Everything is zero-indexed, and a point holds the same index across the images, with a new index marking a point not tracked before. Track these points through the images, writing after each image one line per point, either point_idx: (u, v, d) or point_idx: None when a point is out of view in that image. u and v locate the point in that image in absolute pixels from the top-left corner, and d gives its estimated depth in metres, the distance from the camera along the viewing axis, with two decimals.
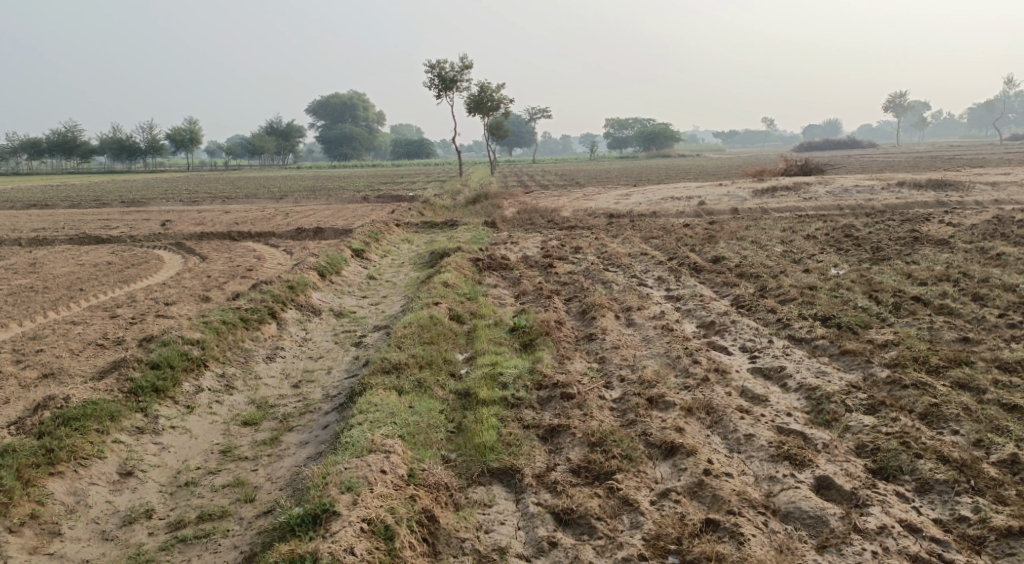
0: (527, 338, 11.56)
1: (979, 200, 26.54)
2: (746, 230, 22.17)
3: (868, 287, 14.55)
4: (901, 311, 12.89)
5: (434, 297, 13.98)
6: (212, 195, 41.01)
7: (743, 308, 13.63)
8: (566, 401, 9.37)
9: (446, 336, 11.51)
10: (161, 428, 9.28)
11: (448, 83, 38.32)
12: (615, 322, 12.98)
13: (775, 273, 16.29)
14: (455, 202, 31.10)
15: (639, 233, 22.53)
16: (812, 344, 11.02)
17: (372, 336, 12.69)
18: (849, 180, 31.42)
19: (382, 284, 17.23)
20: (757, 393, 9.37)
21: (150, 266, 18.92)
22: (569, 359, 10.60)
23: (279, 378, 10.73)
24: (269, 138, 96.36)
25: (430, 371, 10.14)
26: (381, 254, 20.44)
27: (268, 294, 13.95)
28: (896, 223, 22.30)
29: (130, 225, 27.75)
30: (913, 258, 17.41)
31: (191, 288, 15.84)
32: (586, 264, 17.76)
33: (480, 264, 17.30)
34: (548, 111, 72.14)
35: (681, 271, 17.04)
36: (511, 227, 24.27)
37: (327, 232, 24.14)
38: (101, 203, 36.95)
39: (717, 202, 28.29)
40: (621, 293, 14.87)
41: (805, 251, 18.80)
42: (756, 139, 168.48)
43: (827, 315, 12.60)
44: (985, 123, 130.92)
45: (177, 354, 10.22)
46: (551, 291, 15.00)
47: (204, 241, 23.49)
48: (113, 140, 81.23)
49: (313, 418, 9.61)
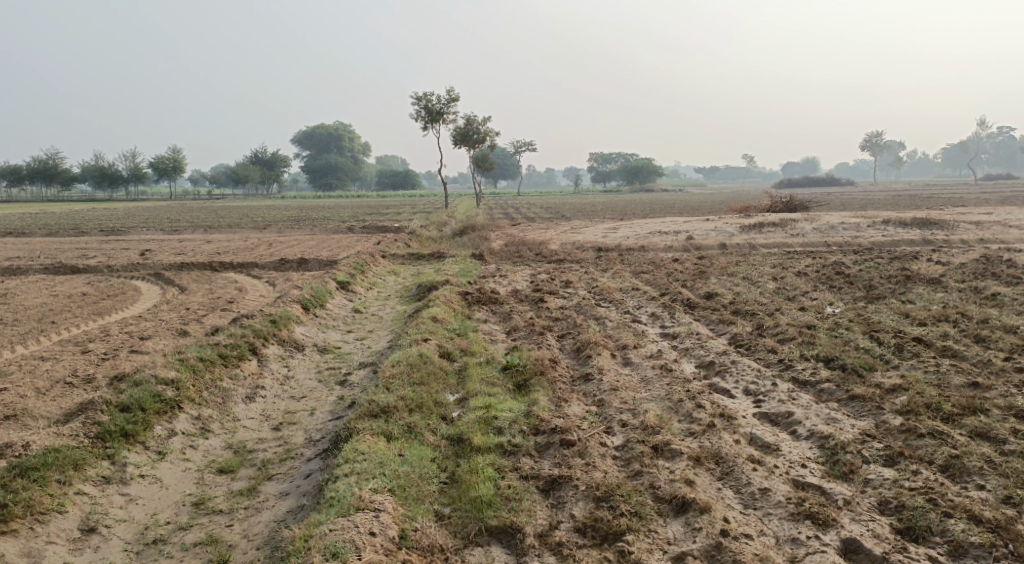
0: (521, 378, 11.03)
1: (967, 238, 26.34)
2: (737, 266, 21.81)
3: (867, 326, 14.14)
4: (905, 352, 12.46)
5: (423, 333, 13.43)
6: (194, 223, 40.37)
7: (742, 347, 13.15)
8: (565, 449, 8.83)
9: (435, 375, 10.96)
10: (129, 479, 8.66)
11: (434, 115, 38.04)
12: (611, 361, 12.47)
13: (771, 311, 15.86)
14: (441, 234, 30.65)
15: (629, 267, 22.11)
16: (818, 387, 10.56)
17: (358, 374, 12.12)
18: (836, 217, 31.23)
19: (367, 318, 16.68)
20: (767, 441, 8.88)
21: (127, 297, 18.30)
22: (566, 401, 10.07)
23: (259, 420, 10.14)
24: (253, 167, 95.84)
25: (420, 414, 9.58)
26: (366, 286, 19.91)
27: (249, 328, 13.37)
28: (886, 261, 22.00)
29: (108, 254, 27.11)
30: (908, 296, 17.05)
31: (169, 321, 15.24)
32: (578, 299, 17.29)
33: (469, 298, 16.79)
34: (533, 144, 72.00)
35: (674, 307, 16.60)
36: (499, 260, 23.80)
37: (311, 264, 23.58)
38: (78, 231, 36.24)
39: (706, 237, 27.97)
40: (615, 330, 14.38)
41: (799, 288, 18.41)
42: (738, 174, 169.54)
43: (830, 356, 12.15)
44: (961, 163, 132.32)
45: (149, 395, 9.61)
46: (543, 327, 14.50)
47: (183, 271, 22.87)
48: (95, 167, 80.44)
49: (295, 465, 9.02)
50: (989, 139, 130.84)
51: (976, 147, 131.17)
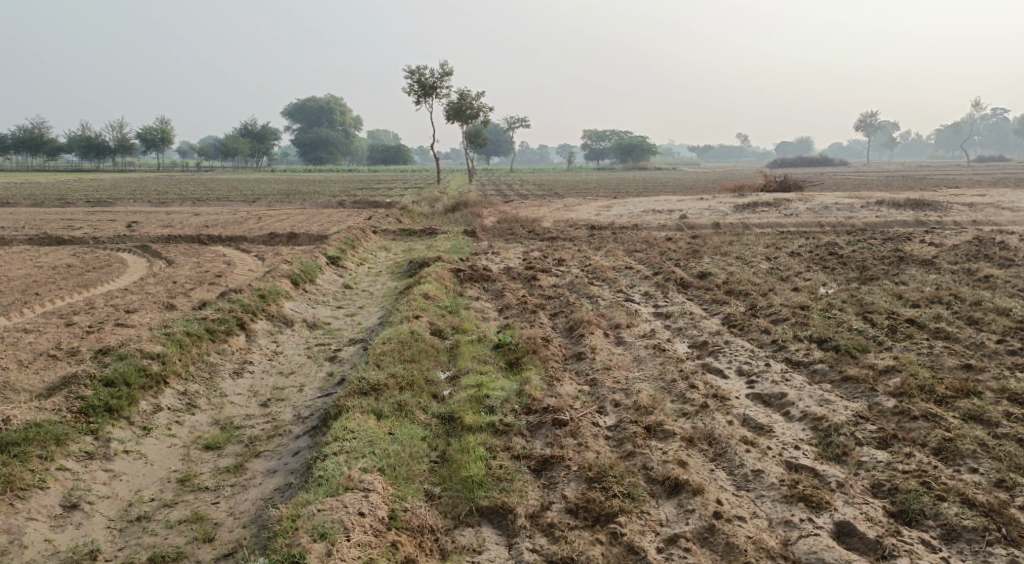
0: (512, 357, 10.93)
1: (959, 220, 26.27)
2: (730, 245, 21.71)
3: (860, 308, 14.06)
4: (898, 334, 12.39)
5: (414, 310, 13.30)
6: (183, 196, 40.03)
7: (735, 328, 13.06)
8: (557, 429, 8.74)
9: (426, 352, 10.84)
10: (113, 455, 8.53)
11: (426, 89, 37.70)
12: (604, 340, 12.37)
13: (764, 291, 15.77)
14: (433, 210, 30.45)
15: (621, 246, 21.98)
16: (811, 368, 10.48)
17: (348, 351, 12.00)
18: (829, 197, 31.11)
19: (357, 294, 16.53)
20: (760, 423, 8.81)
21: (114, 270, 18.11)
22: (558, 380, 9.97)
23: (246, 396, 10.02)
24: (244, 140, 95.14)
25: (411, 393, 9.47)
26: (357, 262, 19.76)
27: (238, 303, 13.22)
28: (879, 242, 21.92)
29: (96, 226, 26.85)
30: (901, 278, 16.97)
31: (156, 295, 15.08)
32: (570, 277, 17.17)
33: (460, 275, 16.65)
34: (526, 121, 71.55)
35: (667, 287, 16.50)
36: (491, 237, 23.64)
37: (301, 239, 23.39)
38: (65, 202, 35.91)
39: (698, 216, 27.85)
40: (607, 309, 14.28)
41: (792, 268, 18.32)
42: (731, 153, 169.43)
43: (823, 337, 12.07)
44: (954, 145, 132.26)
45: (135, 370, 9.48)
46: (535, 305, 14.39)
47: (171, 244, 22.65)
48: (83, 138, 79.72)
49: (283, 442, 8.91)
50: (982, 121, 130.79)
51: (968, 130, 131.10)
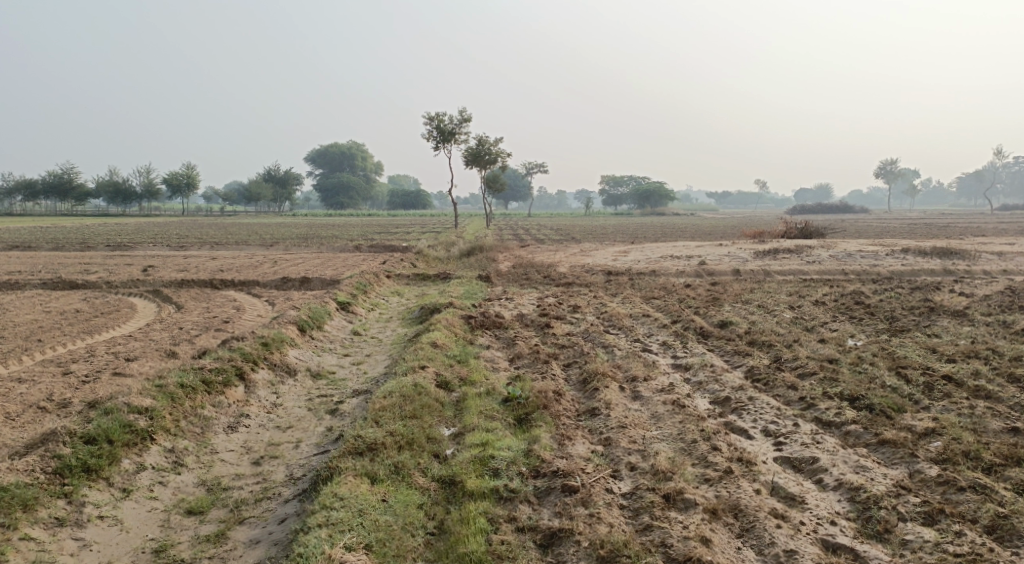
0: (522, 412, 10.28)
1: (988, 269, 25.52)
2: (752, 293, 21.07)
3: (892, 362, 13.35)
4: (935, 392, 11.68)
5: (421, 360, 12.70)
6: (201, 240, 39.84)
7: (760, 382, 12.36)
8: (567, 496, 8.07)
9: (430, 408, 10.21)
10: (86, 521, 7.99)
11: (446, 135, 37.48)
12: (620, 395, 11.68)
13: (788, 342, 15.10)
14: (449, 254, 29.99)
15: (639, 292, 21.36)
16: (844, 430, 9.79)
17: (351, 403, 11.37)
18: (853, 245, 30.45)
19: (366, 341, 15.97)
20: (791, 492, 8.12)
21: (121, 315, 17.67)
22: (569, 439, 9.30)
23: (238, 453, 9.40)
24: (265, 185, 95.64)
25: (410, 453, 8.84)
26: (369, 307, 19.24)
27: (238, 352, 12.67)
28: (907, 291, 21.23)
29: (109, 270, 26.55)
30: (933, 330, 16.25)
31: (159, 342, 14.59)
32: (586, 325, 16.57)
33: (472, 322, 16.07)
34: (545, 167, 71.28)
35: (687, 336, 15.85)
36: (506, 282, 23.09)
37: (314, 283, 22.94)
38: (83, 245, 35.77)
39: (718, 262, 27.23)
40: (624, 360, 13.64)
41: (817, 318, 17.63)
42: (750, 199, 169.13)
43: (855, 395, 11.40)
44: (976, 193, 131.23)
45: (119, 425, 8.91)
46: (548, 355, 13.76)
47: (183, 289, 22.24)
48: (109, 183, 80.33)
49: (270, 507, 8.30)
50: (1004, 168, 129.75)
51: (990, 178, 130.14)
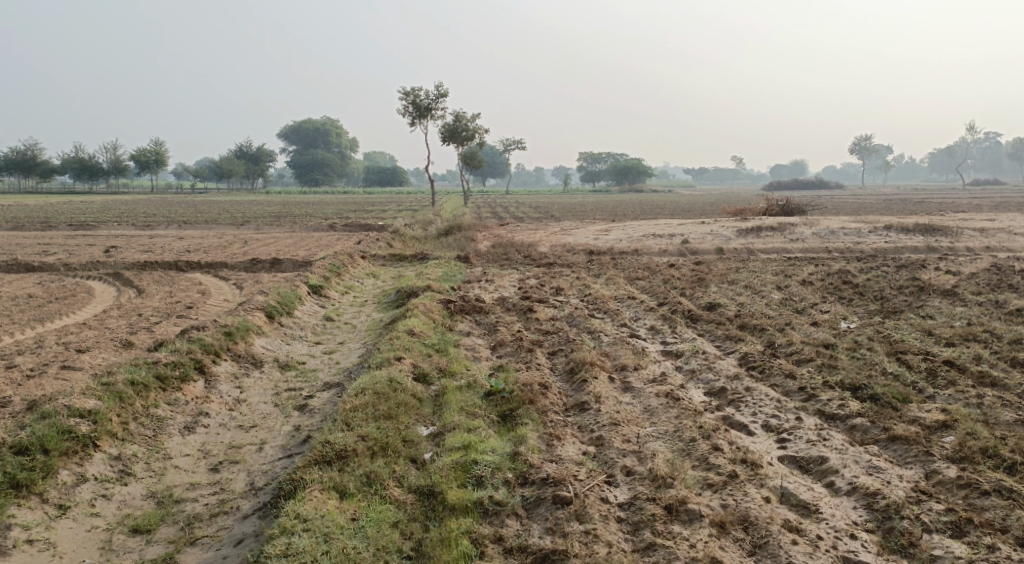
0: (505, 409, 9.53)
1: (972, 246, 25.01)
2: (737, 273, 20.40)
3: (890, 347, 12.69)
4: (939, 380, 11.04)
5: (396, 350, 11.90)
6: (169, 219, 38.67)
7: (756, 369, 11.66)
8: (559, 509, 7.42)
9: (406, 405, 9.42)
10: (12, 547, 7.29)
11: (422, 111, 36.46)
12: (609, 387, 10.95)
13: (780, 326, 14.42)
14: (425, 233, 29.13)
15: (622, 273, 20.62)
16: (850, 424, 9.13)
17: (321, 398, 10.56)
18: (836, 222, 29.82)
19: (339, 327, 15.13)
20: (803, 500, 7.52)
21: (78, 301, 16.70)
22: (558, 439, 8.62)
23: (194, 459, 8.78)
24: (238, 162, 93.86)
25: (385, 461, 8.08)
26: (343, 290, 18.40)
27: (198, 343, 11.83)
28: (893, 269, 20.64)
29: (71, 251, 25.44)
30: (926, 311, 15.63)
31: (116, 330, 13.71)
32: (569, 309, 15.82)
33: (450, 307, 15.25)
34: (522, 144, 70.36)
35: (675, 320, 15.14)
36: (485, 263, 22.29)
37: (285, 264, 22.02)
38: (47, 225, 34.58)
39: (701, 240, 26.54)
40: (611, 347, 12.89)
41: (807, 299, 16.97)
42: (725, 175, 169.30)
43: (857, 384, 10.75)
44: (948, 169, 131.82)
45: (58, 432, 8.27)
46: (531, 342, 12.99)
47: (146, 271, 21.26)
48: (76, 160, 78.37)
49: (226, 525, 7.62)
50: (976, 144, 130.21)
51: (961, 154, 130.69)
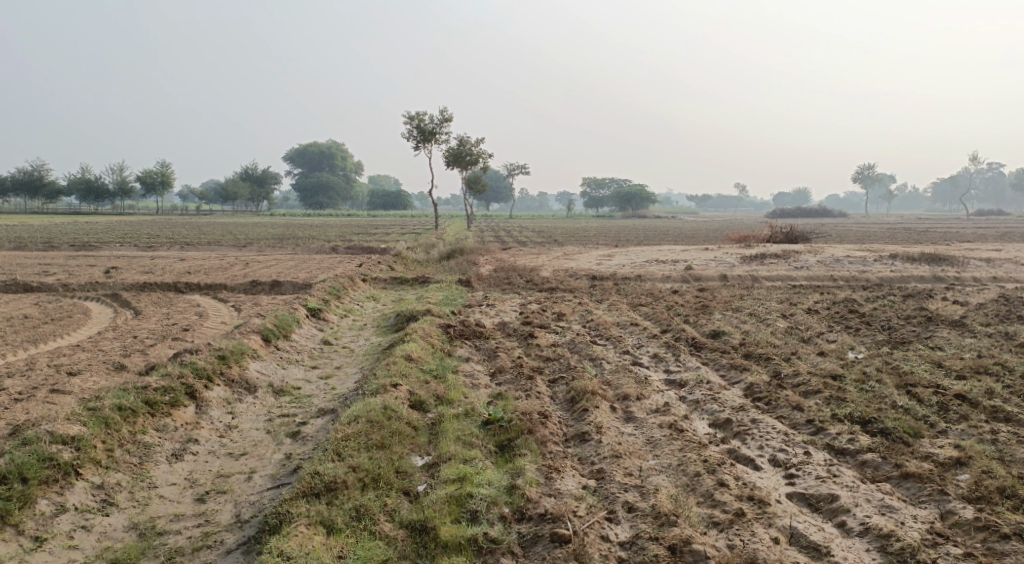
0: (503, 439, 9.23)
1: (979, 276, 24.72)
2: (741, 300, 20.11)
3: (900, 379, 12.39)
4: (950, 414, 10.74)
5: (393, 375, 11.61)
6: (171, 240, 38.45)
7: (762, 400, 11.34)
8: (556, 548, 7.31)
9: (401, 435, 9.11)
10: None
11: (426, 135, 36.36)
12: (611, 417, 10.64)
13: (785, 355, 14.12)
14: (427, 257, 28.89)
15: (625, 299, 20.35)
16: (861, 459, 8.82)
17: (314, 425, 10.25)
18: (841, 250, 29.52)
19: (336, 351, 14.83)
20: (814, 541, 7.35)
21: (73, 322, 16.42)
22: (557, 472, 8.32)
23: (181, 488, 8.59)
24: (242, 183, 93.88)
25: (376, 493, 7.98)
26: (342, 313, 18.12)
27: (190, 367, 11.55)
28: (900, 299, 20.35)
29: (69, 272, 25.16)
30: (934, 342, 15.33)
31: (109, 353, 13.44)
32: (571, 335, 15.54)
33: (450, 332, 14.97)
34: (526, 168, 70.27)
35: (678, 348, 14.85)
36: (487, 287, 22.02)
37: (285, 287, 21.76)
38: (48, 245, 34.35)
39: (705, 267, 26.27)
40: (613, 375, 12.58)
41: (812, 328, 16.67)
42: (729, 202, 169.44)
43: (866, 417, 10.44)
44: (952, 199, 131.66)
45: (39, 460, 8.18)
46: (532, 370, 12.70)
47: (144, 293, 20.99)
48: (81, 180, 78.38)
49: (209, 559, 7.54)
50: (980, 174, 130.14)
51: (965, 184, 130.62)
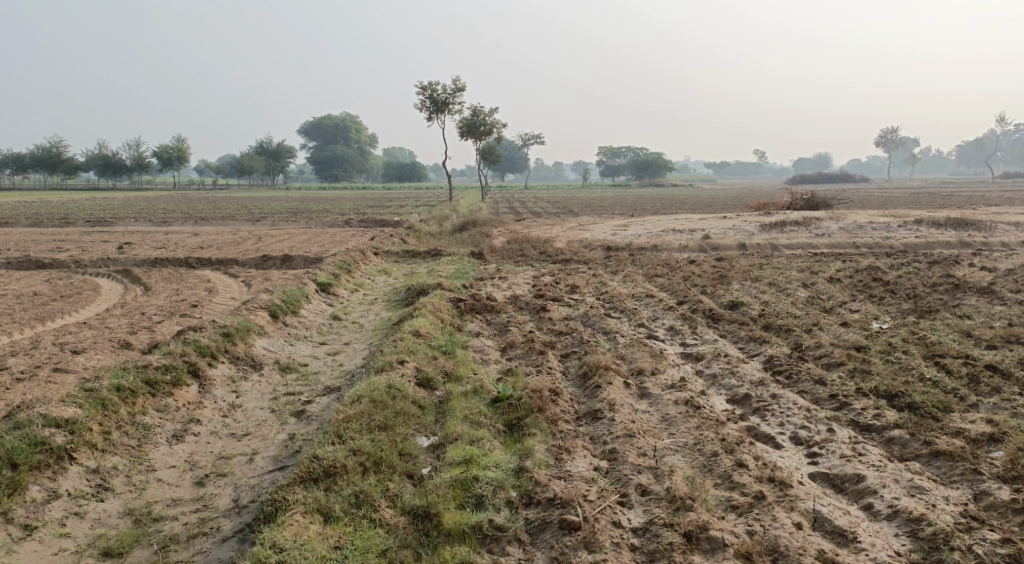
0: (512, 417, 8.89)
1: (1006, 241, 24.06)
2: (760, 269, 19.63)
3: (927, 349, 11.94)
4: (981, 386, 10.31)
5: (401, 352, 11.28)
6: (186, 215, 38.24)
7: (782, 374, 10.93)
8: (566, 535, 7.02)
9: (406, 415, 8.78)
10: None
11: (439, 106, 35.85)
12: (625, 394, 10.29)
13: (807, 326, 13.67)
14: (441, 229, 28.52)
15: (641, 270, 19.89)
16: (887, 436, 8.43)
17: (320, 403, 9.94)
18: (863, 216, 28.87)
19: (345, 327, 14.50)
20: (840, 526, 7.01)
21: (82, 299, 16.17)
22: (568, 453, 8.02)
23: (179, 471, 8.46)
24: (258, 157, 93.58)
25: (377, 478, 7.74)
26: (353, 287, 17.80)
27: (193, 345, 11.27)
28: (924, 266, 19.79)
29: (82, 248, 24.97)
30: (962, 311, 14.82)
31: (115, 330, 13.18)
32: (585, 307, 15.15)
33: (461, 306, 14.61)
34: (542, 138, 69.51)
35: (696, 319, 14.44)
36: (500, 259, 21.64)
37: (296, 261, 21.45)
38: (63, 221, 34.20)
39: (723, 236, 25.73)
40: (627, 349, 12.20)
41: (834, 298, 16.18)
42: (747, 169, 167.92)
43: (893, 391, 10.04)
44: (975, 163, 129.61)
45: (30, 444, 8.09)
46: (544, 344, 12.33)
47: (155, 268, 20.76)
48: (98, 156, 78.34)
49: (204, 548, 7.42)
50: (1004, 137, 127.97)
51: (988, 148, 128.53)
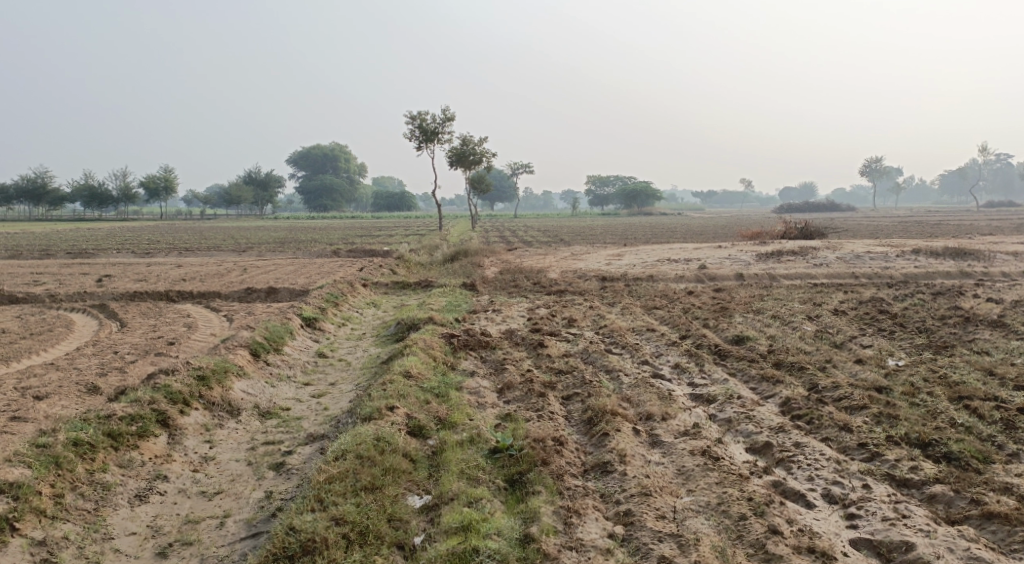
0: (514, 472, 8.00)
1: (1008, 271, 23.38)
2: (762, 301, 18.86)
3: (952, 389, 11.12)
4: (1019, 433, 9.49)
5: (390, 396, 10.39)
6: (171, 246, 37.27)
7: (802, 418, 10.07)
8: None
9: (396, 471, 7.92)
10: None
11: (429, 135, 35.18)
12: (635, 442, 9.44)
13: (820, 363, 12.84)
14: (432, 259, 27.68)
15: (639, 302, 19.07)
16: (930, 493, 7.58)
17: (301, 454, 9.04)
18: (860, 245, 28.16)
19: (331, 365, 13.61)
20: None
21: (53, 337, 15.23)
22: (579, 520, 7.26)
23: (141, 539, 7.63)
24: (247, 188, 92.63)
25: (364, 552, 7.02)
26: (340, 321, 16.94)
27: (163, 391, 10.37)
28: (929, 297, 19.05)
29: (60, 281, 24.03)
30: (980, 345, 14.03)
31: (83, 372, 12.26)
32: (584, 343, 14.30)
33: (454, 342, 13.73)
34: (531, 167, 68.90)
35: (701, 356, 13.61)
36: (492, 291, 20.84)
37: (281, 293, 20.56)
38: (44, 253, 33.18)
39: (720, 266, 24.99)
40: (632, 391, 11.34)
41: (843, 332, 15.38)
42: (735, 198, 168.39)
43: (926, 440, 9.23)
44: (961, 192, 129.96)
45: None
46: (544, 385, 11.45)
47: (133, 302, 19.83)
48: (86, 187, 77.36)
49: None
50: (988, 166, 128.43)
51: (972, 178, 128.96)
